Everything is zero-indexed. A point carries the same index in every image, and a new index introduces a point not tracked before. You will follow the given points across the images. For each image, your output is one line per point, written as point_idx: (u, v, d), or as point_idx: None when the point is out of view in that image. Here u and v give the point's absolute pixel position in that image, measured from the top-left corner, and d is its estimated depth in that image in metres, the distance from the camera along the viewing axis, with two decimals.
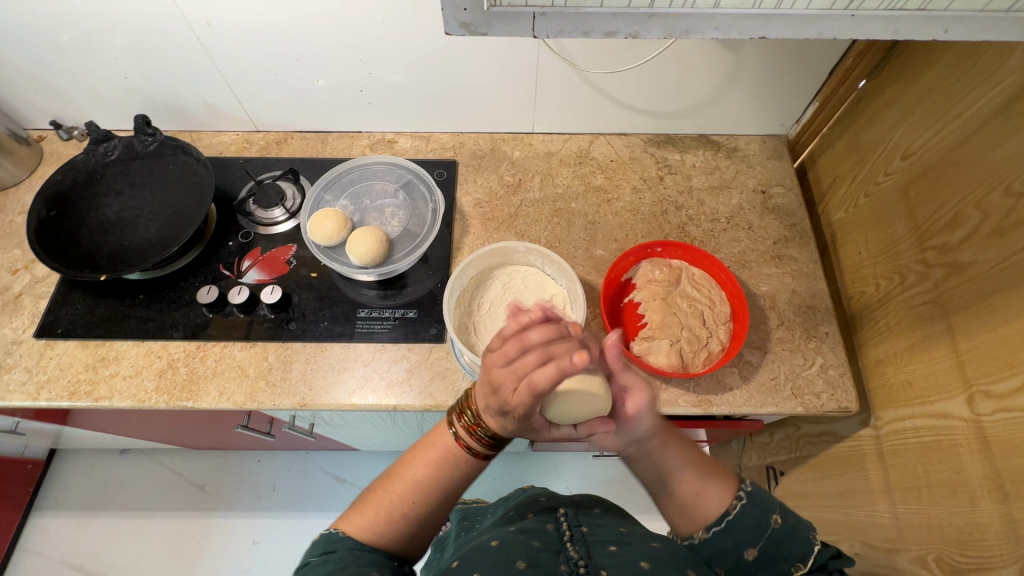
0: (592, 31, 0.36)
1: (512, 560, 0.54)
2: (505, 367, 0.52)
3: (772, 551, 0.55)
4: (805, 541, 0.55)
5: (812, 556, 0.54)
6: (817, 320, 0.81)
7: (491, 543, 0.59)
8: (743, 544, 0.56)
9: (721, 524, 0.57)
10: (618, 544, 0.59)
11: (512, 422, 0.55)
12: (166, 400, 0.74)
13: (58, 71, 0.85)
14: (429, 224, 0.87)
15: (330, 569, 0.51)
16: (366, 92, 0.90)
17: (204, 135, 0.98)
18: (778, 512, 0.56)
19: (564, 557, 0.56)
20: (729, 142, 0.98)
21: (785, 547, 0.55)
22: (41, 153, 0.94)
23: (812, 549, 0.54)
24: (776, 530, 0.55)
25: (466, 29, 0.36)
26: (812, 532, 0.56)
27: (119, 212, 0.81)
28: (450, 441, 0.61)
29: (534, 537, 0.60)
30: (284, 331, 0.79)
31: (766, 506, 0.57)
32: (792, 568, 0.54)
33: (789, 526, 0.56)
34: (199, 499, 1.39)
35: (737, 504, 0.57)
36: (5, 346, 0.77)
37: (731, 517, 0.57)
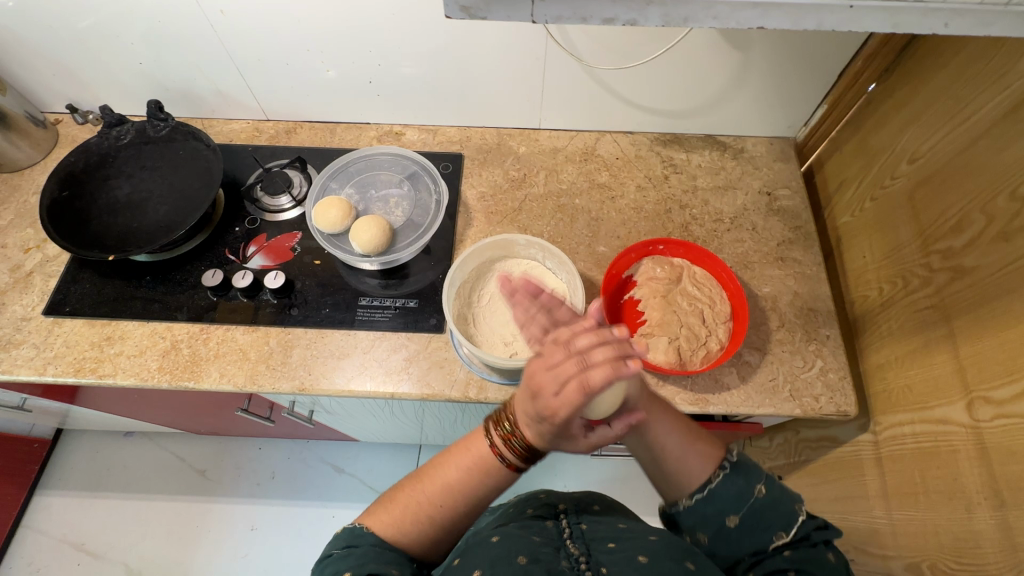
0: (590, 18, 0.37)
1: (515, 556, 0.54)
2: (544, 375, 0.50)
3: (755, 520, 0.55)
4: (789, 512, 0.56)
5: (794, 527, 0.55)
6: (818, 323, 0.81)
7: (491, 537, 0.59)
8: (725, 511, 0.56)
9: (704, 491, 0.57)
10: (615, 540, 0.59)
11: (547, 431, 0.53)
12: (169, 379, 0.75)
13: (76, 55, 0.87)
14: (433, 215, 0.88)
15: (352, 565, 0.52)
16: (375, 84, 0.90)
17: (216, 122, 1.00)
18: (762, 483, 0.57)
19: (565, 554, 0.57)
20: (736, 144, 0.98)
21: (767, 515, 0.55)
22: (57, 136, 0.95)
23: (794, 520, 0.55)
24: (759, 500, 0.56)
25: (466, 13, 0.36)
26: (797, 504, 0.57)
27: (129, 194, 0.83)
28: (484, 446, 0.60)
29: (533, 532, 0.60)
30: (286, 317, 0.80)
31: (751, 474, 0.57)
32: (774, 537, 0.55)
33: (772, 496, 0.56)
34: (199, 484, 1.40)
35: (720, 474, 0.57)
36: (15, 322, 0.79)
37: (713, 486, 0.57)
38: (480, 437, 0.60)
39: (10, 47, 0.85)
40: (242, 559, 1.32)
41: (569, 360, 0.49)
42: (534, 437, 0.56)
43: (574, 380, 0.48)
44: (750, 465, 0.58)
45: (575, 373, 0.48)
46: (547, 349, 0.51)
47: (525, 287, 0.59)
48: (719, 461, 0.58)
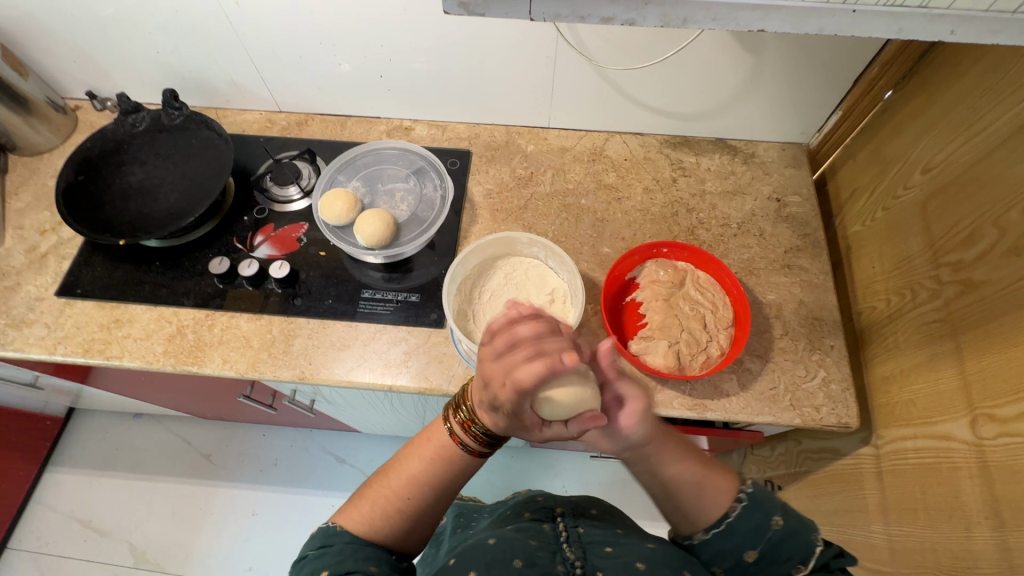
0: (587, 16, 0.37)
1: (511, 559, 0.55)
2: (493, 363, 0.52)
3: (773, 553, 0.54)
4: (807, 542, 0.54)
5: (813, 558, 0.53)
6: (823, 333, 0.79)
7: (489, 539, 0.59)
8: (743, 545, 0.56)
9: (720, 526, 0.57)
10: (613, 545, 0.59)
11: (504, 420, 0.56)
12: (173, 364, 0.77)
13: (97, 43, 0.88)
14: (437, 211, 0.88)
15: (328, 564, 0.52)
16: (386, 78, 0.91)
17: (230, 112, 1.01)
18: (779, 514, 0.56)
19: (561, 558, 0.57)
20: (747, 148, 0.97)
21: (784, 549, 0.54)
22: (76, 122, 0.98)
23: (813, 550, 0.54)
24: (776, 532, 0.55)
25: (464, 8, 0.37)
26: (814, 534, 0.55)
27: (142, 180, 0.84)
28: (445, 438, 0.61)
29: (530, 535, 0.61)
30: (290, 306, 0.81)
31: (766, 506, 0.56)
32: (793, 569, 0.54)
33: (790, 527, 0.55)
34: (204, 467, 1.43)
35: (737, 507, 0.57)
36: (29, 302, 0.81)
37: (731, 519, 0.56)
38: (440, 426, 0.63)
39: (33, 33, 0.87)
40: (242, 544, 1.34)
41: (518, 352, 0.51)
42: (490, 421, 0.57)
43: (510, 371, 0.50)
44: (767, 495, 0.58)
45: (516, 360, 0.51)
46: (494, 339, 0.54)
47: (517, 309, 0.55)
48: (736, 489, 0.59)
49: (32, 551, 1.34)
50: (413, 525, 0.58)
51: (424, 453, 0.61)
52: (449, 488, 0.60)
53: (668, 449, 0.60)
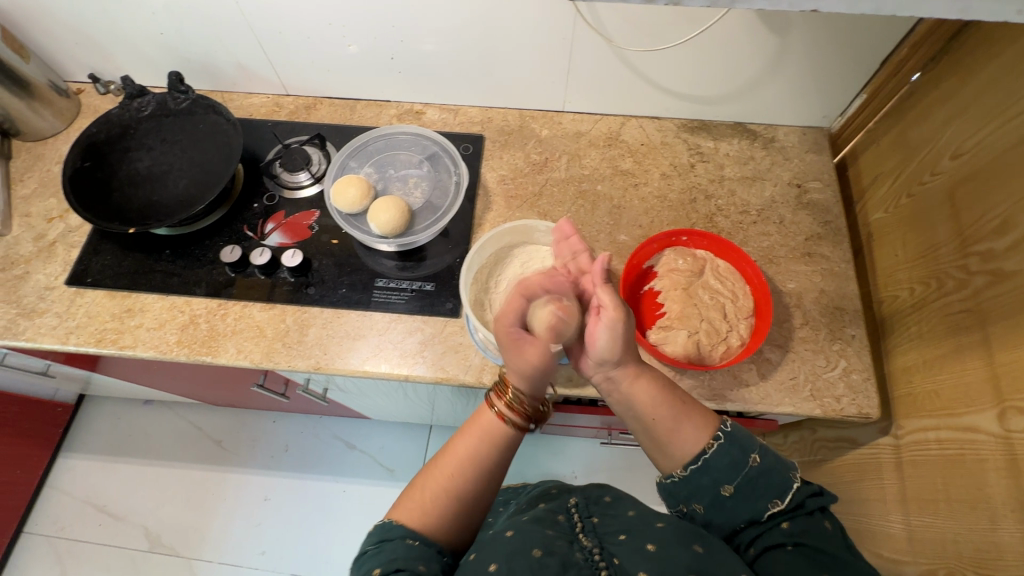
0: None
1: (529, 548, 0.55)
2: (506, 309, 0.64)
3: (748, 488, 0.57)
4: (783, 482, 0.57)
5: (788, 497, 0.56)
6: (843, 322, 0.78)
7: (507, 532, 0.60)
8: (719, 481, 0.57)
9: (697, 462, 0.59)
10: (627, 532, 0.59)
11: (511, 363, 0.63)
12: (187, 353, 0.76)
13: (99, 24, 0.86)
14: (453, 197, 0.86)
15: (382, 563, 0.53)
16: (396, 60, 0.88)
17: (236, 96, 0.99)
18: (756, 453, 0.58)
19: (579, 546, 0.58)
20: (767, 132, 0.94)
21: (759, 483, 0.56)
22: (79, 106, 0.96)
23: (789, 490, 0.56)
24: (752, 470, 0.57)
25: None
26: (792, 472, 0.57)
27: (150, 167, 0.82)
28: (489, 420, 0.64)
29: (547, 525, 0.61)
30: (303, 296, 0.80)
31: (746, 445, 0.58)
32: (768, 506, 0.56)
33: (766, 466, 0.57)
34: (215, 453, 1.44)
35: (714, 444, 0.58)
36: (39, 291, 0.80)
37: (707, 456, 0.58)
38: (485, 411, 0.64)
39: (33, 14, 0.85)
40: (255, 528, 1.35)
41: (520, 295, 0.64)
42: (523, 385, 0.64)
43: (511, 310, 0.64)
44: (748, 436, 0.59)
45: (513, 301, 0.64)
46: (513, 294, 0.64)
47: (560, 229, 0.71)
48: (715, 431, 0.60)
49: (48, 535, 1.35)
50: (435, 517, 0.58)
51: (474, 434, 0.63)
52: (477, 475, 0.61)
53: (640, 381, 0.63)
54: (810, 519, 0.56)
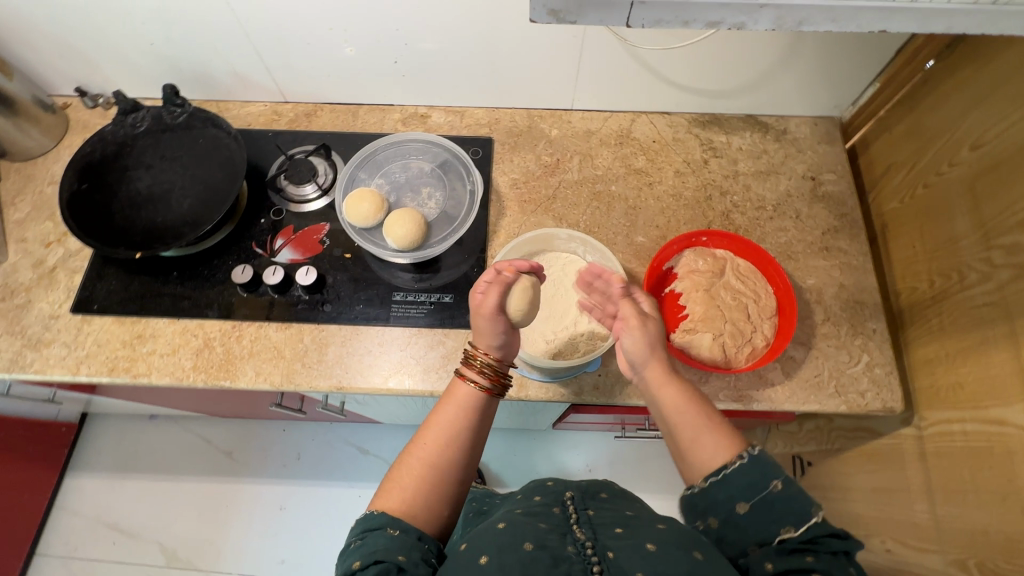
0: (692, 21, 0.35)
1: (521, 542, 0.53)
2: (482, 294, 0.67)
3: (765, 510, 0.52)
4: (802, 513, 0.51)
5: (807, 528, 0.51)
6: (864, 317, 0.79)
7: (500, 523, 0.58)
8: (736, 498, 0.53)
9: (719, 474, 0.55)
10: (623, 526, 0.57)
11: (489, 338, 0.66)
12: (204, 379, 0.74)
13: (85, 35, 0.82)
14: (467, 207, 0.85)
15: (361, 555, 0.51)
16: (400, 63, 0.85)
17: (232, 105, 0.95)
18: (780, 480, 0.53)
19: (572, 539, 0.55)
20: (779, 124, 0.93)
21: (778, 506, 0.52)
22: (67, 121, 0.92)
23: (810, 520, 0.51)
24: (773, 495, 0.52)
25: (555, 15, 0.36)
26: (814, 508, 0.52)
27: (151, 186, 0.79)
28: (466, 391, 0.63)
29: (541, 518, 0.59)
30: (319, 313, 0.78)
31: (770, 469, 0.54)
32: (784, 533, 0.51)
33: (789, 494, 0.52)
34: (226, 465, 1.42)
35: (737, 460, 0.55)
36: (43, 320, 0.77)
37: (727, 471, 0.55)
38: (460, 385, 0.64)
39: (13, 27, 0.80)
40: (272, 538, 1.35)
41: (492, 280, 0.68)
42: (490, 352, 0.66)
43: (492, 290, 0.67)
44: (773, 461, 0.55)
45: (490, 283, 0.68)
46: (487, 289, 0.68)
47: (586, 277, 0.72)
48: (739, 449, 0.56)
49: (61, 556, 1.34)
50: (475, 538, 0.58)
51: (452, 407, 0.62)
52: (463, 451, 0.60)
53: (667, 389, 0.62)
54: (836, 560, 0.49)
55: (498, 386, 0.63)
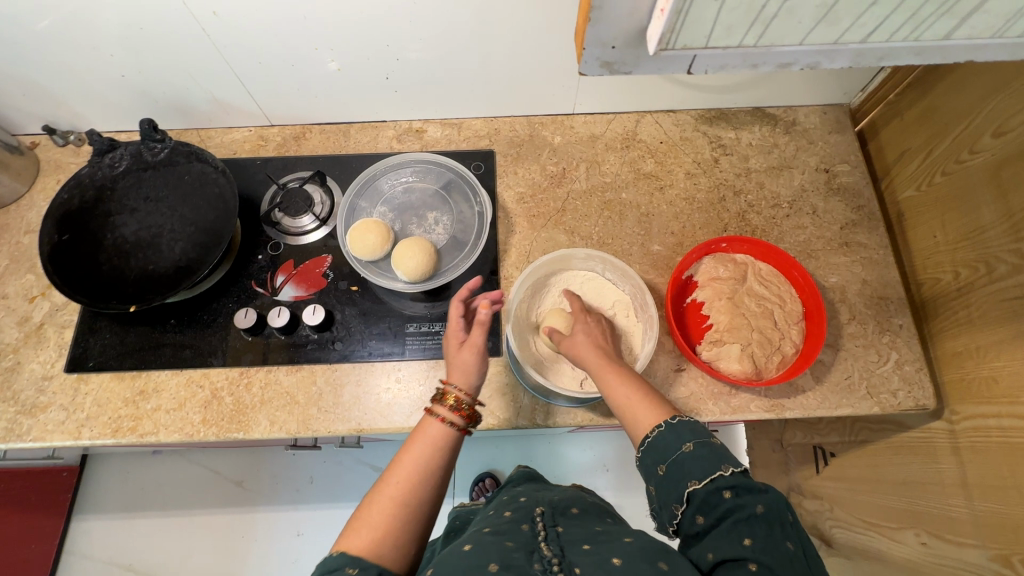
0: (753, 66, 0.41)
1: (486, 563, 0.51)
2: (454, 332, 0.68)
3: (678, 471, 0.55)
4: (711, 471, 0.53)
5: (715, 485, 0.52)
6: (890, 313, 0.77)
7: (465, 547, 0.56)
8: (654, 462, 0.57)
9: (644, 443, 0.58)
10: (591, 542, 0.56)
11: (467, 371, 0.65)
12: (216, 433, 0.71)
13: (47, 71, 0.75)
14: (477, 230, 0.81)
15: None
16: (392, 78, 0.80)
17: (215, 132, 0.90)
18: (691, 441, 0.55)
19: (539, 557, 0.54)
20: (787, 116, 0.90)
21: (690, 468, 0.54)
22: (37, 162, 0.86)
23: (716, 475, 0.52)
24: (683, 457, 0.55)
25: (611, 66, 0.41)
26: (726, 465, 0.53)
27: (138, 231, 0.74)
28: (436, 428, 0.61)
29: (507, 536, 0.57)
30: (330, 353, 0.74)
31: (681, 431, 0.56)
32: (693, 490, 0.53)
33: (698, 454, 0.54)
34: (238, 494, 1.38)
35: (656, 429, 0.58)
36: (36, 383, 0.73)
37: (651, 438, 0.58)
38: (429, 420, 0.62)
39: None
40: (293, 565, 1.33)
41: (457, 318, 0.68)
42: (467, 389, 0.64)
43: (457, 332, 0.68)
44: (695, 426, 0.57)
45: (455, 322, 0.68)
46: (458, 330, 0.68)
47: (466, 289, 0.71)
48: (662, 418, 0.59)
49: None
50: None
51: (422, 445, 0.60)
52: (436, 492, 0.57)
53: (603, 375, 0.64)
54: (760, 517, 0.49)
55: (467, 419, 0.62)
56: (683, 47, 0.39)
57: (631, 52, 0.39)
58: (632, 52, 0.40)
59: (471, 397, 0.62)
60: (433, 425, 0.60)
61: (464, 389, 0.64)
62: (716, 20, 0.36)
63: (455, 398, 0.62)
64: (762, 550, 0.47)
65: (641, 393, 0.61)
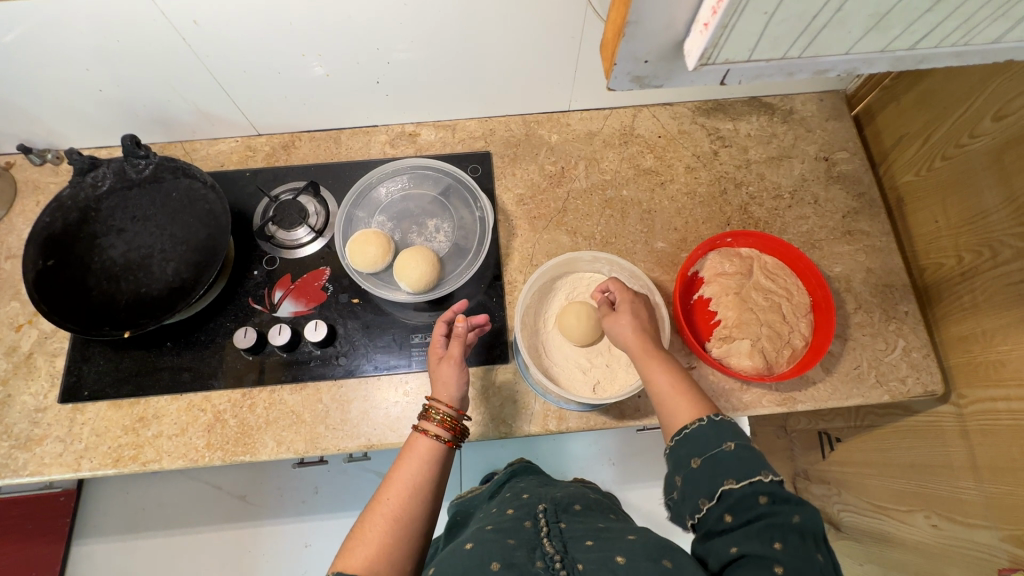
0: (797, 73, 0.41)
1: (488, 562, 0.51)
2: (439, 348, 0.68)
3: (713, 468, 0.52)
4: (751, 474, 0.51)
5: (752, 487, 0.50)
6: (895, 300, 0.78)
7: (466, 545, 0.56)
8: (690, 455, 0.55)
9: (680, 434, 0.57)
10: (594, 538, 0.56)
11: (448, 383, 0.65)
12: (222, 457, 0.69)
13: (20, 88, 0.72)
14: (479, 236, 0.80)
15: None
16: (383, 83, 0.78)
17: (199, 145, 0.87)
18: (732, 441, 0.53)
19: (541, 554, 0.53)
20: (784, 104, 0.89)
21: (728, 466, 0.52)
22: (14, 183, 0.82)
23: (754, 479, 0.50)
24: (721, 454, 0.53)
25: (644, 80, 0.42)
26: (767, 471, 0.51)
27: (126, 253, 0.71)
28: (424, 444, 0.62)
29: (509, 534, 0.57)
30: (335, 368, 0.73)
31: (724, 430, 0.54)
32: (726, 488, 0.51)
33: (740, 455, 0.52)
34: (241, 510, 1.30)
35: (697, 423, 0.56)
36: (29, 416, 0.70)
37: (688, 430, 0.56)
38: (417, 437, 0.63)
39: None
40: None
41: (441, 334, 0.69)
42: (450, 402, 0.64)
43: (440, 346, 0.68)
44: (737, 427, 0.55)
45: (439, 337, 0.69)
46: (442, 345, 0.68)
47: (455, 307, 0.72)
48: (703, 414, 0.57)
49: None
50: None
51: (413, 462, 0.60)
52: (428, 507, 0.58)
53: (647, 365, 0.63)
54: (794, 528, 0.48)
55: (454, 434, 0.62)
56: (726, 60, 0.39)
57: (665, 64, 0.40)
58: (666, 65, 0.40)
59: (453, 411, 0.62)
60: (421, 441, 0.62)
61: (448, 402, 0.64)
62: (764, 33, 0.36)
63: (439, 414, 0.63)
64: (793, 558, 0.46)
65: (686, 388, 0.60)
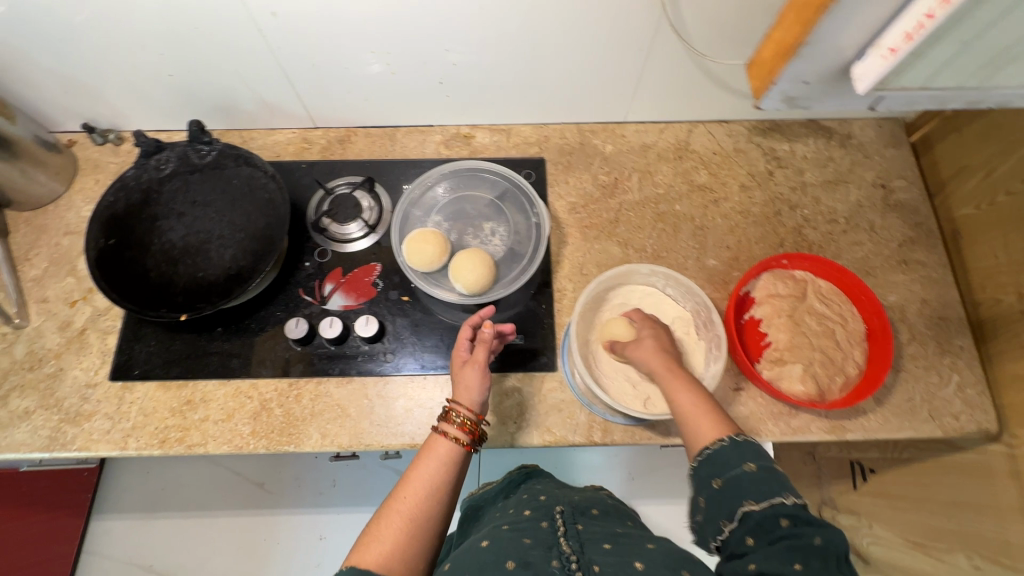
0: None
1: (503, 561, 0.51)
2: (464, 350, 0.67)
3: (735, 488, 0.52)
4: (772, 494, 0.50)
5: (772, 507, 0.50)
6: (951, 334, 0.77)
7: (482, 543, 0.56)
8: (710, 474, 0.55)
9: (703, 454, 0.56)
10: (612, 542, 0.55)
11: (469, 387, 0.63)
12: (266, 445, 0.69)
13: (93, 70, 0.73)
14: (534, 242, 0.80)
15: None
16: (446, 84, 0.78)
17: (257, 134, 0.88)
18: (753, 461, 0.53)
19: (557, 553, 0.52)
20: (842, 128, 0.89)
21: (749, 487, 0.52)
22: (75, 160, 0.83)
23: (774, 499, 0.50)
24: (743, 475, 0.52)
25: None
26: (786, 490, 0.50)
27: (186, 236, 0.72)
28: (445, 445, 0.61)
29: (525, 533, 0.56)
30: (382, 364, 0.73)
31: (746, 451, 0.54)
32: (746, 507, 0.51)
33: (762, 476, 0.52)
34: (258, 498, 1.29)
35: (718, 443, 0.55)
36: (80, 391, 0.71)
37: (710, 450, 0.56)
38: (437, 437, 0.62)
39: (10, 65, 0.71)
40: None
41: (467, 336, 0.68)
42: (472, 406, 0.63)
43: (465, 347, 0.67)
44: (758, 447, 0.55)
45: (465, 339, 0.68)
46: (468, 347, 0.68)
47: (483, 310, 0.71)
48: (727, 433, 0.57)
49: None
50: None
51: (431, 461, 0.59)
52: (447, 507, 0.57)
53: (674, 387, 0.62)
54: (817, 551, 0.47)
55: (474, 438, 0.61)
56: None
57: None
58: None
59: (474, 415, 0.61)
60: (443, 442, 0.61)
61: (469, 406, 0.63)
62: None
63: (459, 416, 0.61)
64: None
65: (709, 406, 0.59)
